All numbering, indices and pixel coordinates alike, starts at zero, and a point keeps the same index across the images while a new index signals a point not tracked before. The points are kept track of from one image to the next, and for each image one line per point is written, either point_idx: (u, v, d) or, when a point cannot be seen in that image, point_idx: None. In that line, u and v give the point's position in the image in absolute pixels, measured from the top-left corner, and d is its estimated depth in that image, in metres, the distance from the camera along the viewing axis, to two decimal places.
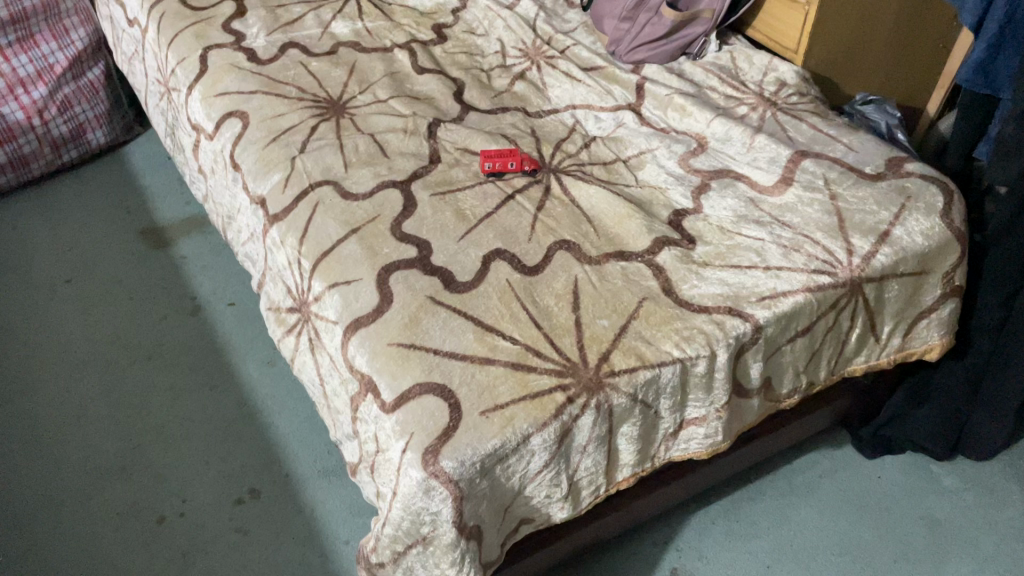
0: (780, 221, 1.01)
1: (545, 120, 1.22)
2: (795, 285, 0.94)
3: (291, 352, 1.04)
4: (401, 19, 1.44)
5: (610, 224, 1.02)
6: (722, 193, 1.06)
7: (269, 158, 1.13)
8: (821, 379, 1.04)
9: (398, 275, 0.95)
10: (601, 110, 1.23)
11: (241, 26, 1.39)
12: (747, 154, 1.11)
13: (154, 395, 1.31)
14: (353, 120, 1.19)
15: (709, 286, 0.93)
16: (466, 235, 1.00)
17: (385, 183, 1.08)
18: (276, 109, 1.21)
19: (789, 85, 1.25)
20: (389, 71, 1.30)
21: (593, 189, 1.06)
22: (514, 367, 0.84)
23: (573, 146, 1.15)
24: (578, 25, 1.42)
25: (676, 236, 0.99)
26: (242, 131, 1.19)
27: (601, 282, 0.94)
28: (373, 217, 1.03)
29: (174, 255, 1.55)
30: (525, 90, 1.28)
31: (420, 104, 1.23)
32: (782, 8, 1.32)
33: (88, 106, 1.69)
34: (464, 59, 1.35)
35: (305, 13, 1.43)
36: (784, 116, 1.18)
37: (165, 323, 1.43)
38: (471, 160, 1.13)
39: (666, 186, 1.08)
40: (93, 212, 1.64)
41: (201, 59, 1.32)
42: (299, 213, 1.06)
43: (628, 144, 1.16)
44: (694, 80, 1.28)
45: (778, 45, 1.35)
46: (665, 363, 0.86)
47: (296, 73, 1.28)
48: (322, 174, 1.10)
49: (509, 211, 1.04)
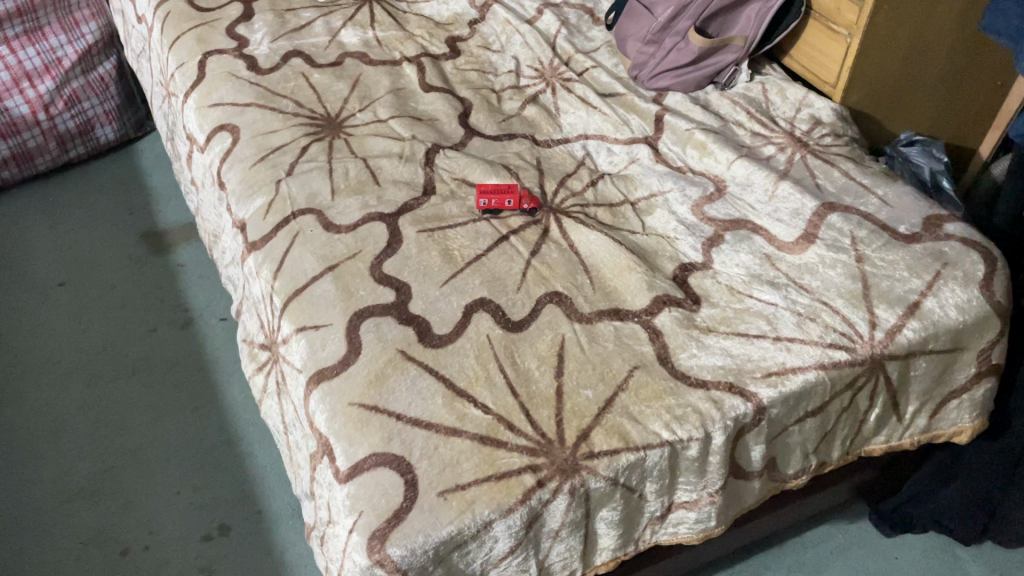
0: (798, 284, 0.92)
1: (553, 150, 1.13)
2: (807, 360, 0.84)
3: (259, 392, 0.98)
4: (415, 29, 1.36)
5: (608, 276, 0.93)
6: (736, 246, 0.96)
7: (254, 179, 1.07)
8: (834, 459, 0.94)
9: (371, 323, 0.87)
10: (614, 142, 1.14)
11: (246, 31, 1.32)
12: (768, 203, 1.02)
13: (134, 413, 1.26)
14: (347, 142, 1.11)
15: (710, 357, 0.84)
16: (451, 279, 0.92)
17: (371, 215, 1.00)
18: (269, 124, 1.14)
19: (824, 124, 1.15)
20: (394, 87, 1.23)
21: (595, 234, 0.97)
22: (482, 441, 0.76)
23: (579, 183, 1.06)
24: (601, 44, 1.32)
25: (679, 295, 0.90)
26: (231, 147, 1.13)
27: (591, 344, 0.85)
28: (353, 253, 0.95)
29: (173, 262, 1.50)
30: (536, 115, 1.19)
31: (421, 126, 1.15)
32: (821, 38, 1.20)
33: (97, 101, 1.65)
34: (475, 76, 1.26)
35: (314, 19, 1.36)
36: (815, 160, 1.08)
37: (154, 335, 1.37)
38: (467, 194, 1.05)
39: (675, 235, 0.98)
40: (97, 211, 1.59)
41: (200, 65, 1.26)
42: (277, 243, 0.99)
43: (638, 184, 1.06)
44: (719, 113, 1.18)
45: (816, 78, 1.23)
46: (652, 446, 0.77)
47: (295, 86, 1.21)
48: (307, 201, 1.03)
49: (501, 255, 0.96)
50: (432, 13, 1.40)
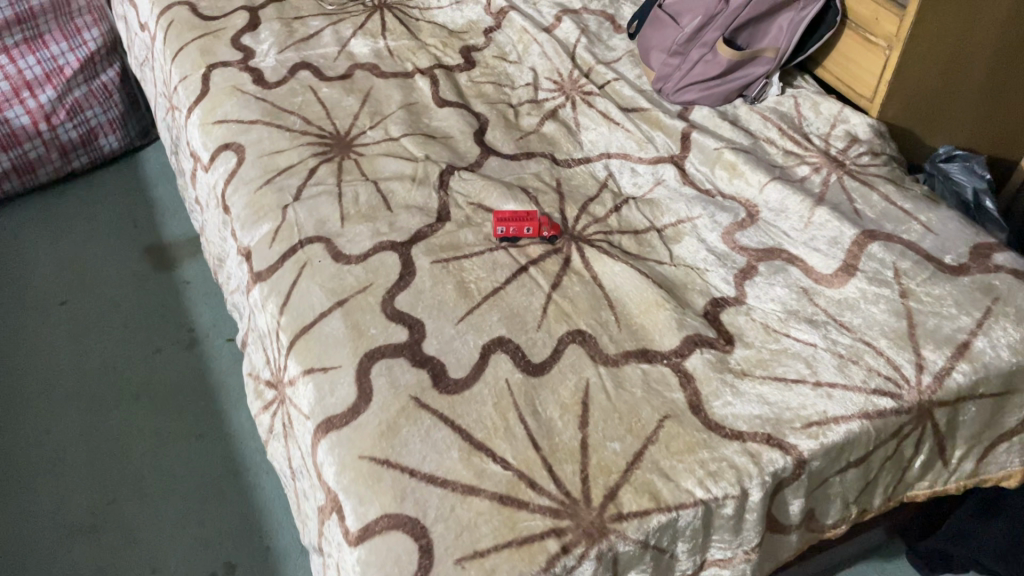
0: (837, 322, 0.86)
1: (574, 171, 1.07)
2: (849, 408, 0.79)
3: (265, 432, 0.93)
4: (428, 38, 1.30)
5: (634, 312, 0.87)
6: (770, 279, 0.90)
7: (260, 204, 1.01)
8: (874, 506, 0.88)
9: (382, 365, 0.82)
10: (638, 162, 1.08)
11: (252, 41, 1.27)
12: (804, 230, 0.95)
13: (138, 441, 1.21)
14: (358, 163, 1.06)
15: (746, 405, 0.78)
16: (467, 315, 0.87)
17: (382, 244, 0.95)
18: (275, 143, 1.09)
19: (861, 141, 1.09)
20: (406, 102, 1.17)
21: (620, 266, 0.91)
22: (501, 501, 0.71)
23: (602, 208, 1.00)
24: (623, 54, 1.26)
25: (711, 333, 0.84)
26: (236, 168, 1.07)
27: (617, 390, 0.79)
28: (364, 286, 0.90)
29: (178, 279, 1.45)
30: (555, 132, 1.13)
31: (435, 144, 1.09)
32: (856, 49, 1.13)
33: (100, 109, 1.60)
34: (491, 90, 1.20)
35: (323, 28, 1.30)
36: (852, 182, 1.02)
37: (158, 357, 1.32)
38: (483, 220, 0.99)
39: (705, 266, 0.92)
40: (100, 224, 1.54)
41: (203, 78, 1.21)
42: (283, 275, 0.93)
43: (665, 209, 1.00)
44: (749, 129, 1.12)
45: (851, 91, 1.16)
46: (684, 505, 0.71)
47: (303, 101, 1.16)
48: (315, 228, 0.97)
49: (520, 288, 0.90)
50: (446, 21, 1.34)
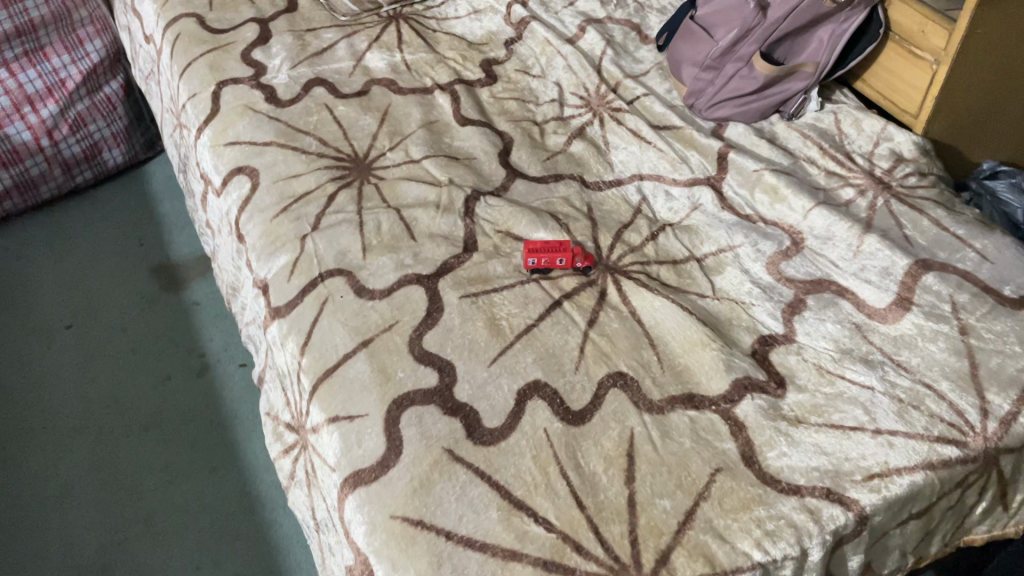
0: (894, 363, 0.81)
1: (605, 194, 1.02)
2: (912, 459, 0.73)
3: (286, 478, 0.88)
4: (446, 51, 1.25)
5: (677, 352, 0.82)
6: (820, 314, 0.85)
7: (277, 234, 0.96)
8: (931, 554, 0.83)
9: (411, 413, 0.77)
10: (672, 184, 1.03)
11: (263, 56, 1.21)
12: (852, 260, 0.90)
13: (148, 475, 1.16)
14: (378, 188, 1.01)
15: (802, 456, 0.73)
16: (500, 356, 0.82)
17: (407, 278, 0.90)
18: (291, 167, 1.04)
19: (906, 160, 1.03)
20: (426, 120, 1.12)
21: (659, 300, 0.86)
22: (545, 567, 0.66)
23: (637, 236, 0.95)
24: (651, 66, 1.21)
25: (760, 376, 0.79)
26: (250, 194, 1.02)
27: (664, 440, 0.74)
28: (389, 324, 0.85)
29: (188, 301, 1.41)
30: (583, 151, 1.08)
31: (458, 167, 1.04)
32: (901, 63, 1.07)
33: (104, 123, 1.55)
34: (514, 106, 1.15)
35: (337, 41, 1.25)
36: (900, 207, 0.96)
37: (169, 385, 1.28)
38: (513, 250, 0.94)
39: (750, 300, 0.87)
40: (105, 243, 1.50)
41: (213, 96, 1.15)
42: (303, 311, 0.89)
43: (704, 236, 0.95)
44: (787, 148, 1.07)
45: (894, 105, 1.11)
46: (741, 570, 0.66)
47: (318, 120, 1.11)
48: (336, 260, 0.92)
49: (554, 325, 0.85)
50: (464, 32, 1.29)
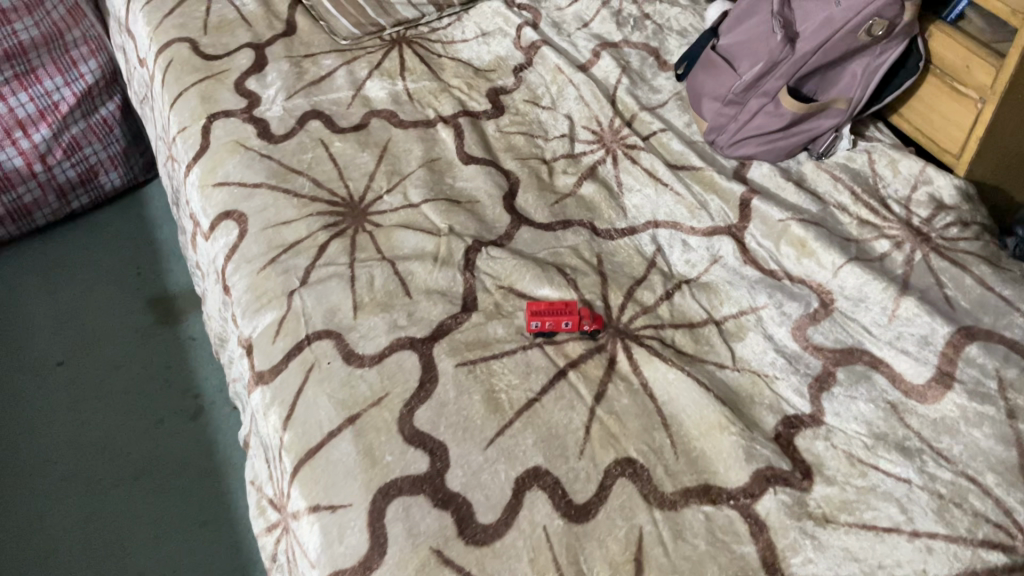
0: (934, 451, 0.73)
1: (617, 244, 0.94)
2: (954, 568, 0.65)
3: (268, 558, 0.82)
4: (451, 78, 1.17)
5: (692, 434, 0.75)
6: (851, 390, 0.77)
7: (263, 288, 0.90)
8: None
9: (398, 505, 0.70)
10: (690, 233, 0.95)
11: (258, 85, 1.15)
12: (887, 326, 0.82)
13: (138, 528, 1.11)
14: (373, 237, 0.94)
15: (830, 563, 0.66)
16: (498, 437, 0.75)
17: (399, 341, 0.83)
18: (281, 213, 0.97)
19: (947, 208, 0.95)
20: (427, 158, 1.05)
21: (673, 373, 0.79)
22: None
23: (651, 294, 0.87)
24: (669, 97, 1.13)
25: (784, 465, 0.72)
26: (237, 241, 0.96)
27: (676, 542, 0.67)
28: (378, 397, 0.78)
29: (184, 336, 1.35)
30: (595, 193, 1.00)
31: (460, 212, 0.97)
32: (941, 98, 0.99)
33: (100, 146, 1.49)
34: (521, 141, 1.07)
35: (335, 69, 1.18)
36: (940, 263, 0.88)
37: (161, 429, 1.23)
38: (515, 309, 0.87)
39: (774, 372, 0.79)
40: (101, 272, 1.44)
41: (204, 131, 1.09)
42: (288, 378, 0.82)
43: (724, 295, 0.87)
44: (816, 191, 0.99)
45: (934, 144, 1.02)
46: None
47: (312, 157, 1.04)
48: (325, 320, 0.86)
49: (558, 400, 0.78)
50: (470, 57, 1.22)
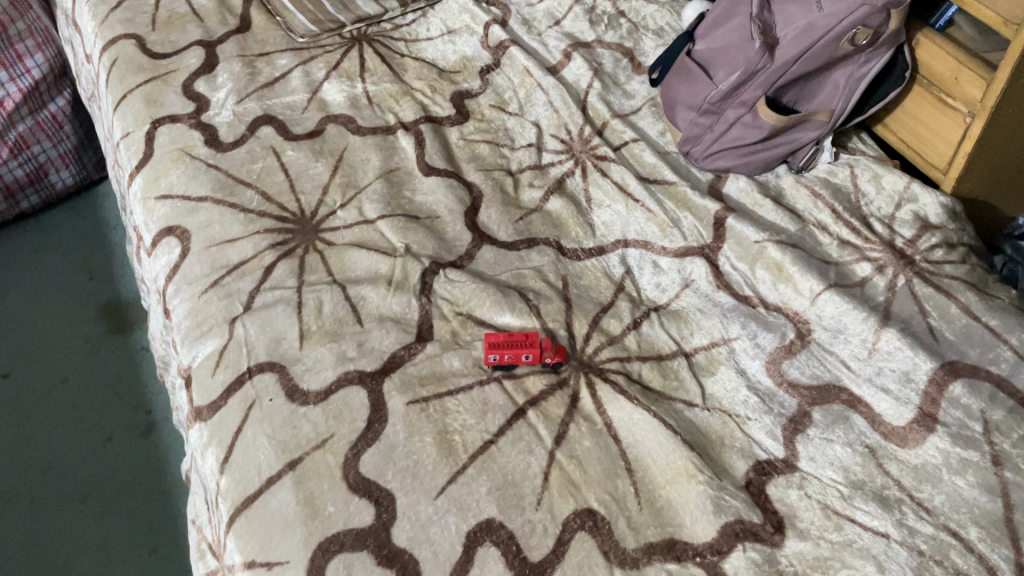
0: (914, 501, 0.68)
1: (584, 265, 0.89)
2: None
3: None
4: (414, 81, 1.11)
5: (658, 481, 0.70)
6: (827, 432, 0.73)
7: (204, 314, 0.84)
8: None
9: (339, 564, 0.65)
10: (661, 253, 0.90)
11: (207, 87, 1.08)
12: (867, 361, 0.77)
13: (81, 555, 1.05)
14: (324, 257, 0.88)
15: None
16: (449, 485, 0.70)
17: (347, 376, 0.78)
18: (226, 229, 0.91)
19: (932, 227, 0.90)
20: (385, 169, 0.99)
21: (639, 413, 0.74)
22: None
23: (618, 322, 0.82)
24: (643, 103, 1.08)
25: (755, 518, 0.67)
26: (179, 261, 0.90)
27: None
28: (322, 439, 0.73)
29: (137, 347, 1.29)
30: (562, 209, 0.94)
31: (418, 229, 0.91)
32: (928, 110, 0.93)
33: (49, 143, 1.42)
34: (486, 151, 1.01)
35: (291, 69, 1.11)
36: (924, 289, 0.83)
37: (109, 447, 1.17)
38: (473, 338, 0.82)
39: (746, 412, 0.74)
40: (50, 276, 1.37)
41: (148, 138, 1.02)
42: (227, 416, 0.76)
43: (695, 324, 0.82)
44: (795, 208, 0.94)
45: (919, 157, 0.97)
46: None
47: (262, 167, 0.98)
48: (268, 350, 0.80)
49: (515, 442, 0.73)
50: (435, 56, 1.15)
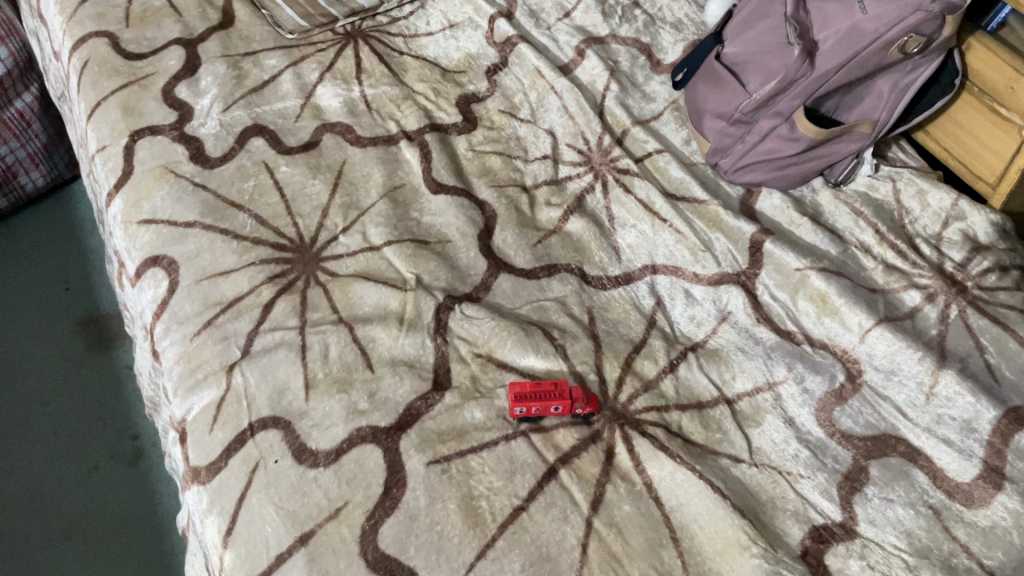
0: (984, 570, 0.63)
1: (610, 296, 0.82)
2: None
3: None
4: (415, 82, 1.02)
5: (707, 552, 0.64)
6: (886, 490, 0.67)
7: (199, 360, 0.76)
8: None
9: None
10: (694, 281, 0.83)
11: (190, 93, 0.98)
12: (924, 408, 0.72)
13: None
14: (328, 292, 0.80)
15: None
16: (479, 561, 0.63)
17: (359, 433, 0.71)
18: (218, 260, 0.83)
19: (983, 249, 0.84)
20: (389, 187, 0.91)
21: (682, 473, 0.68)
22: None
23: (653, 364, 0.75)
24: (665, 108, 1.01)
25: None
26: (167, 296, 0.81)
27: None
28: (335, 509, 0.66)
29: (121, 366, 1.21)
30: (583, 231, 0.87)
31: (428, 256, 0.84)
32: (977, 120, 0.86)
33: (17, 143, 1.31)
34: (497, 163, 0.94)
35: (281, 71, 1.02)
36: (979, 321, 0.78)
37: (95, 477, 1.09)
38: (496, 384, 0.75)
39: (797, 468, 0.69)
40: (24, 289, 1.28)
41: (126, 152, 0.93)
42: (228, 480, 0.69)
43: (735, 366, 0.75)
44: (834, 227, 0.87)
45: (965, 168, 0.90)
46: None
47: (255, 186, 0.89)
48: (270, 403, 0.73)
49: (548, 507, 0.66)
50: (436, 55, 1.07)
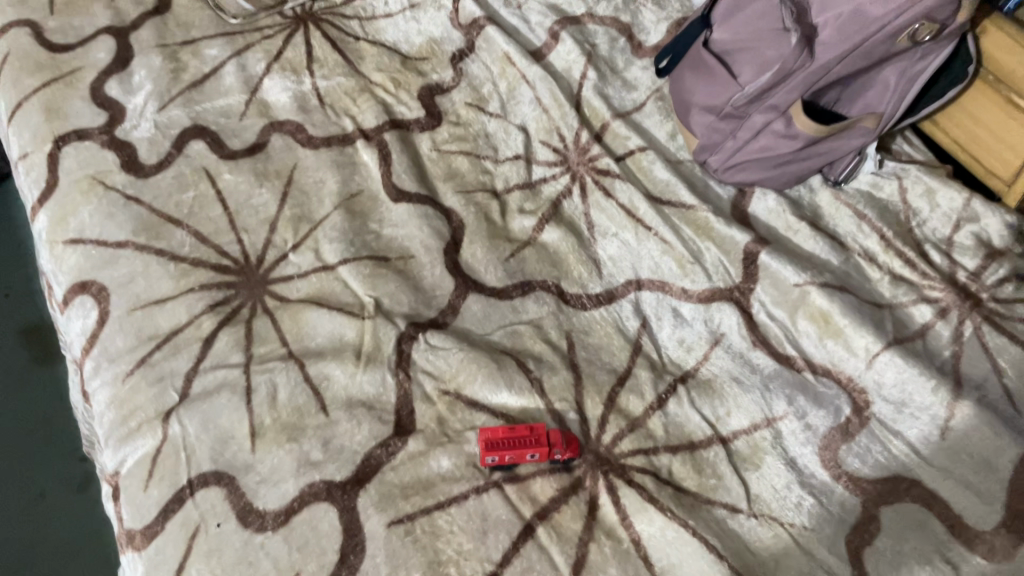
0: None
1: (591, 318, 0.74)
2: None
3: None
4: (372, 72, 0.93)
5: None
6: (898, 542, 0.61)
7: (132, 406, 0.68)
8: None
9: None
10: (682, 298, 0.75)
11: (120, 89, 0.88)
12: (938, 445, 0.65)
13: None
14: (277, 322, 0.72)
15: None
16: None
17: (312, 489, 0.63)
18: (153, 286, 0.74)
19: (998, 255, 0.77)
20: (345, 195, 0.82)
21: (674, 528, 0.61)
22: None
23: (639, 399, 0.68)
24: (646, 99, 0.92)
25: None
26: (96, 329, 0.72)
27: None
28: None
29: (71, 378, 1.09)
30: (560, 242, 0.79)
31: (389, 276, 0.75)
32: (991, 111, 0.79)
33: None
34: (464, 165, 0.85)
35: (223, 62, 0.92)
36: (995, 340, 0.71)
37: (42, 505, 0.98)
38: (466, 426, 0.67)
39: (800, 518, 0.62)
40: None
41: (51, 160, 0.81)
42: (164, 548, 0.61)
43: (730, 399, 0.68)
44: (835, 232, 0.80)
45: (977, 163, 0.82)
46: None
47: (194, 198, 0.80)
48: (212, 455, 0.65)
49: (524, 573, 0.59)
50: (395, 39, 0.97)
